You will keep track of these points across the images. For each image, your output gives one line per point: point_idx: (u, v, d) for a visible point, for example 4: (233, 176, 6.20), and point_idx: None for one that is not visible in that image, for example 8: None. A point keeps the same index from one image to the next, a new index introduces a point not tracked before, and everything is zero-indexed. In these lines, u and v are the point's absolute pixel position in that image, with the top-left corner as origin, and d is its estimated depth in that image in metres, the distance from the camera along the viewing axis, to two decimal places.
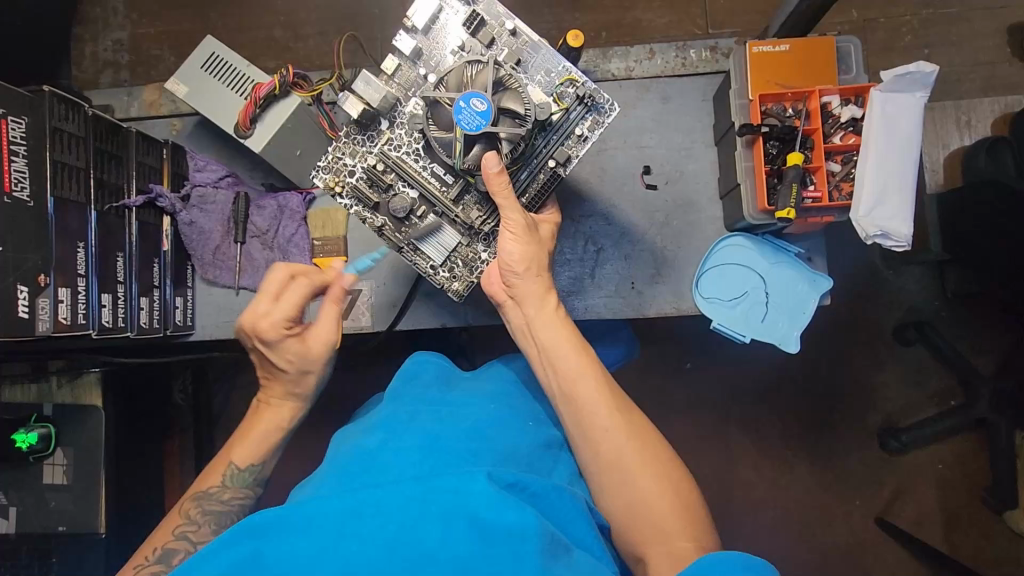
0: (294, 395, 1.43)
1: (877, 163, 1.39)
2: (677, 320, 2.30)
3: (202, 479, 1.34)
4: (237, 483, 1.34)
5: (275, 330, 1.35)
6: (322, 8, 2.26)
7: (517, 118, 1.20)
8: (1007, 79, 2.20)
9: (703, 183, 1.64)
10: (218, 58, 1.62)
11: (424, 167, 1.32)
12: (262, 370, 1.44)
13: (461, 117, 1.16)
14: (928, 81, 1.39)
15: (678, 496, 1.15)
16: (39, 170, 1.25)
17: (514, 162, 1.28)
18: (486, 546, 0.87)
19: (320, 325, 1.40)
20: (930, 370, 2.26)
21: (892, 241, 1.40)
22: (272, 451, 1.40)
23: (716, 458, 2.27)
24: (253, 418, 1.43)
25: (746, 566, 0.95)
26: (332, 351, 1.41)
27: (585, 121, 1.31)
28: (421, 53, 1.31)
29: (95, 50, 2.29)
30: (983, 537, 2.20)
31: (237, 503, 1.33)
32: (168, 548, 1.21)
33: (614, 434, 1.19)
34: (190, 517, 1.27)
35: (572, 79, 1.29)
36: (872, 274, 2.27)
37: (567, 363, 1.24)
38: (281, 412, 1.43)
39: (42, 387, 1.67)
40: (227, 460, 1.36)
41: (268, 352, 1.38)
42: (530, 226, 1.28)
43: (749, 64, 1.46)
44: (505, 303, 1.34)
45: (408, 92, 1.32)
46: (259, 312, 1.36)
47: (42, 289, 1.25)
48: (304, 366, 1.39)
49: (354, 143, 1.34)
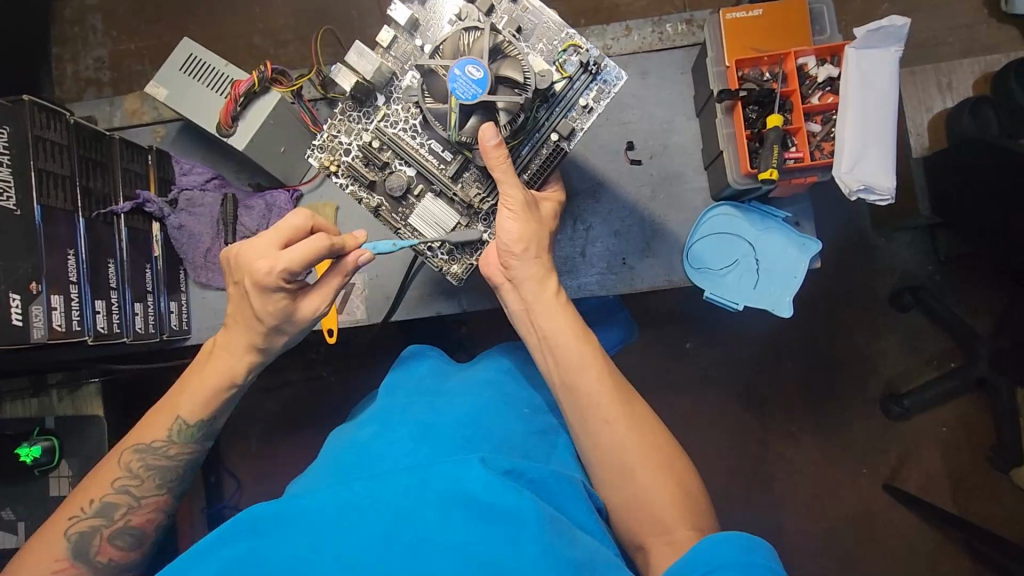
0: (257, 348, 1.29)
1: (855, 124, 1.41)
2: (673, 300, 2.30)
3: (145, 428, 1.29)
4: (183, 439, 1.30)
5: (271, 278, 1.17)
6: (300, 13, 2.27)
7: (517, 87, 1.20)
8: (985, 40, 2.21)
9: (687, 155, 1.66)
10: (195, 58, 1.63)
11: (422, 144, 1.33)
12: (236, 308, 1.28)
13: (456, 86, 1.16)
14: (902, 34, 1.40)
15: (678, 484, 1.15)
16: (24, 179, 1.26)
17: (516, 136, 1.29)
18: (488, 527, 0.88)
19: (316, 293, 1.26)
20: (928, 334, 2.26)
21: (876, 194, 1.41)
22: (222, 404, 1.32)
23: (720, 435, 2.28)
24: (206, 364, 1.32)
25: (745, 549, 0.95)
26: (314, 322, 1.28)
27: (591, 91, 1.32)
28: (417, 24, 1.33)
29: (76, 69, 2.29)
30: (992, 498, 2.20)
31: (184, 458, 1.31)
32: (108, 502, 1.24)
33: (614, 423, 1.18)
34: (132, 471, 1.27)
35: (574, 45, 1.30)
36: (864, 240, 2.27)
37: (567, 352, 1.23)
38: (237, 366, 1.30)
39: (43, 401, 1.68)
40: (173, 413, 1.29)
41: (252, 296, 1.22)
42: (529, 204, 1.28)
43: (724, 31, 1.48)
44: (503, 285, 1.32)
45: (404, 65, 1.34)
46: (266, 250, 1.19)
47: (35, 297, 1.25)
48: (281, 325, 1.26)
49: (349, 121, 1.34)
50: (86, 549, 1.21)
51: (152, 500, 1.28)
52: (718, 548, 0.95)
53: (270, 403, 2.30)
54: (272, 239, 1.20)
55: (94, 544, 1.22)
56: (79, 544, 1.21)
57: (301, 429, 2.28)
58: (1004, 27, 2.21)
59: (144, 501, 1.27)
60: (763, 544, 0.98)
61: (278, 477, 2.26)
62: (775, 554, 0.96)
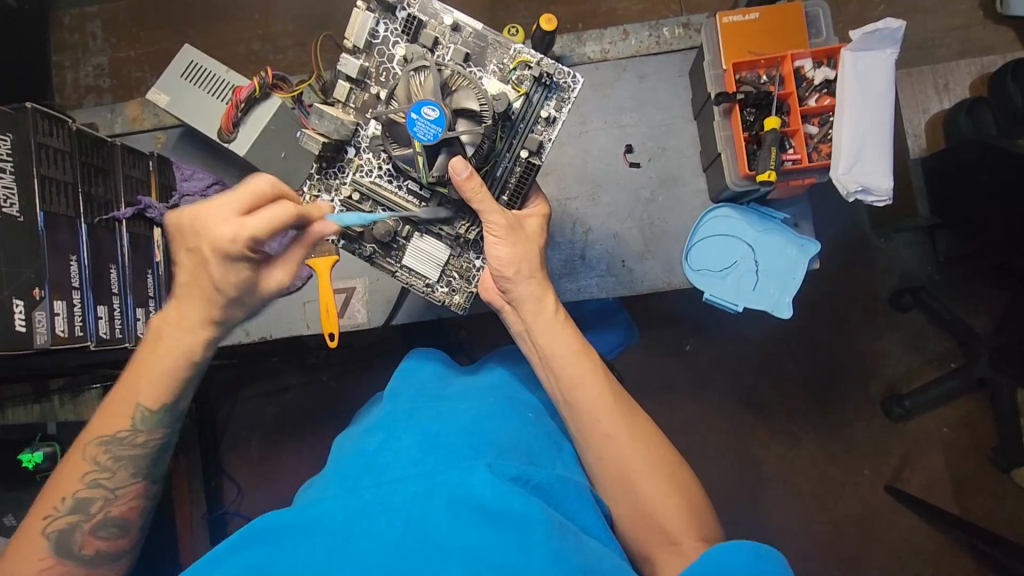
0: (215, 325, 1.23)
1: (856, 130, 1.42)
2: (674, 302, 2.30)
3: (104, 418, 1.21)
4: (149, 425, 1.23)
5: (234, 245, 1.13)
6: (300, 19, 2.29)
7: (474, 116, 1.22)
8: (982, 41, 2.22)
9: (686, 158, 1.67)
10: (197, 65, 1.64)
11: (399, 187, 1.35)
12: (191, 279, 1.22)
13: (416, 129, 1.18)
14: (898, 37, 1.41)
15: (684, 496, 1.15)
16: (27, 186, 1.27)
17: (484, 162, 1.30)
18: (495, 532, 0.88)
19: (279, 265, 1.23)
20: (927, 334, 2.27)
21: (875, 196, 1.42)
22: (183, 384, 1.24)
23: (720, 436, 2.28)
24: (155, 343, 1.23)
25: (751, 553, 0.95)
26: (275, 295, 1.26)
27: (551, 100, 1.33)
28: (369, 71, 1.33)
29: (77, 76, 2.30)
30: (993, 498, 2.21)
31: (153, 444, 1.24)
32: (82, 498, 1.18)
33: (615, 437, 1.18)
34: (100, 465, 1.20)
35: (524, 61, 1.30)
36: (863, 241, 2.27)
37: (567, 368, 1.23)
38: (194, 343, 1.22)
39: (44, 406, 1.70)
40: (132, 401, 1.21)
41: (211, 264, 1.17)
42: (513, 226, 1.30)
43: (720, 35, 1.49)
44: (503, 307, 1.34)
45: (365, 115, 1.35)
46: (227, 216, 1.14)
47: (37, 302, 1.26)
48: (241, 297, 1.22)
49: (326, 178, 1.38)
50: (70, 544, 1.15)
51: (129, 489, 1.22)
52: (729, 557, 0.94)
53: (271, 408, 2.30)
54: (234, 202, 1.15)
55: (77, 539, 1.16)
56: (61, 541, 1.15)
57: (302, 433, 2.28)
58: (1000, 29, 2.22)
59: (120, 492, 1.21)
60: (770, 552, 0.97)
61: (279, 481, 2.27)
62: (781, 556, 0.96)
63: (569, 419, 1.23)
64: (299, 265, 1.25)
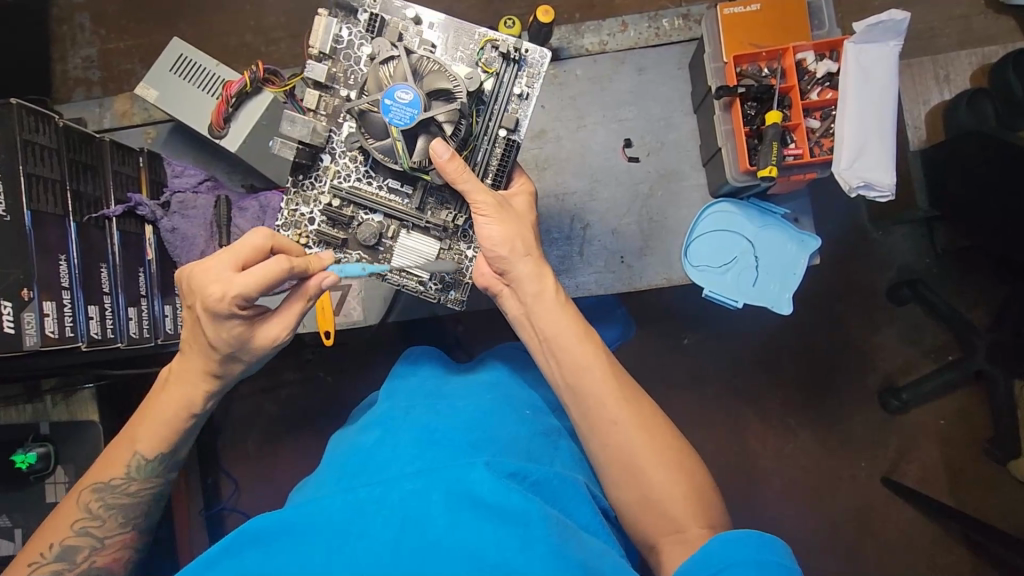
0: (214, 376, 1.27)
1: (856, 116, 1.40)
2: (672, 296, 2.28)
3: (102, 466, 1.26)
4: (144, 474, 1.27)
5: (223, 303, 1.13)
6: (293, 11, 2.25)
7: (448, 97, 1.22)
8: (982, 31, 2.20)
9: (686, 151, 1.65)
10: (186, 59, 1.60)
11: (380, 187, 1.33)
12: (190, 333, 1.24)
13: (391, 115, 1.18)
14: (902, 29, 1.39)
15: (690, 479, 1.13)
16: (14, 184, 1.24)
17: (463, 145, 1.28)
18: (494, 530, 0.87)
19: (274, 319, 1.23)
20: (925, 327, 2.26)
21: (876, 190, 1.40)
22: (183, 435, 1.30)
23: (719, 430, 2.27)
24: (158, 394, 1.29)
25: (759, 547, 0.94)
26: (272, 348, 1.26)
27: (522, 78, 1.32)
28: (336, 76, 1.30)
29: (65, 68, 2.25)
30: (988, 489, 2.21)
31: (146, 493, 1.29)
32: (69, 545, 1.21)
33: (622, 424, 1.16)
34: (92, 512, 1.24)
35: (491, 41, 1.29)
36: (861, 235, 2.26)
37: (574, 351, 1.22)
38: (193, 396, 1.27)
39: (37, 406, 1.66)
40: (131, 449, 1.26)
41: (204, 321, 1.18)
42: (502, 204, 1.28)
43: (721, 27, 1.47)
44: (501, 292, 1.32)
45: (336, 119, 1.31)
46: (219, 273, 1.14)
47: (27, 303, 1.23)
48: (236, 352, 1.23)
49: (302, 190, 1.33)
50: None
51: (117, 539, 1.26)
52: (729, 547, 0.94)
53: (268, 404, 2.29)
54: (227, 260, 1.15)
55: None
56: None
57: (299, 429, 2.27)
58: (1001, 18, 2.20)
59: (108, 541, 1.25)
60: (777, 543, 0.96)
61: (277, 478, 2.25)
62: (783, 544, 0.96)
63: (573, 404, 1.20)
64: (297, 321, 1.25)
